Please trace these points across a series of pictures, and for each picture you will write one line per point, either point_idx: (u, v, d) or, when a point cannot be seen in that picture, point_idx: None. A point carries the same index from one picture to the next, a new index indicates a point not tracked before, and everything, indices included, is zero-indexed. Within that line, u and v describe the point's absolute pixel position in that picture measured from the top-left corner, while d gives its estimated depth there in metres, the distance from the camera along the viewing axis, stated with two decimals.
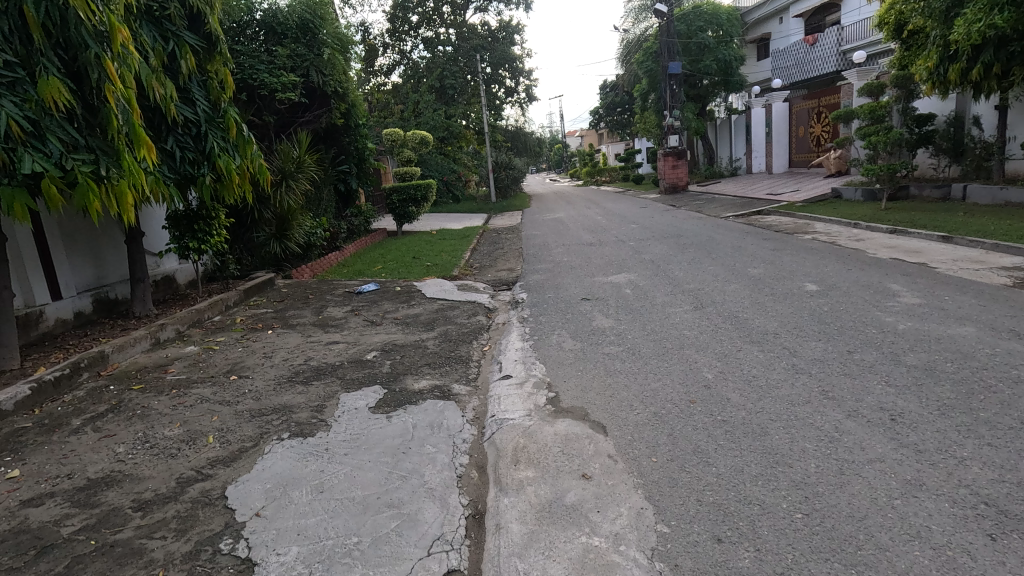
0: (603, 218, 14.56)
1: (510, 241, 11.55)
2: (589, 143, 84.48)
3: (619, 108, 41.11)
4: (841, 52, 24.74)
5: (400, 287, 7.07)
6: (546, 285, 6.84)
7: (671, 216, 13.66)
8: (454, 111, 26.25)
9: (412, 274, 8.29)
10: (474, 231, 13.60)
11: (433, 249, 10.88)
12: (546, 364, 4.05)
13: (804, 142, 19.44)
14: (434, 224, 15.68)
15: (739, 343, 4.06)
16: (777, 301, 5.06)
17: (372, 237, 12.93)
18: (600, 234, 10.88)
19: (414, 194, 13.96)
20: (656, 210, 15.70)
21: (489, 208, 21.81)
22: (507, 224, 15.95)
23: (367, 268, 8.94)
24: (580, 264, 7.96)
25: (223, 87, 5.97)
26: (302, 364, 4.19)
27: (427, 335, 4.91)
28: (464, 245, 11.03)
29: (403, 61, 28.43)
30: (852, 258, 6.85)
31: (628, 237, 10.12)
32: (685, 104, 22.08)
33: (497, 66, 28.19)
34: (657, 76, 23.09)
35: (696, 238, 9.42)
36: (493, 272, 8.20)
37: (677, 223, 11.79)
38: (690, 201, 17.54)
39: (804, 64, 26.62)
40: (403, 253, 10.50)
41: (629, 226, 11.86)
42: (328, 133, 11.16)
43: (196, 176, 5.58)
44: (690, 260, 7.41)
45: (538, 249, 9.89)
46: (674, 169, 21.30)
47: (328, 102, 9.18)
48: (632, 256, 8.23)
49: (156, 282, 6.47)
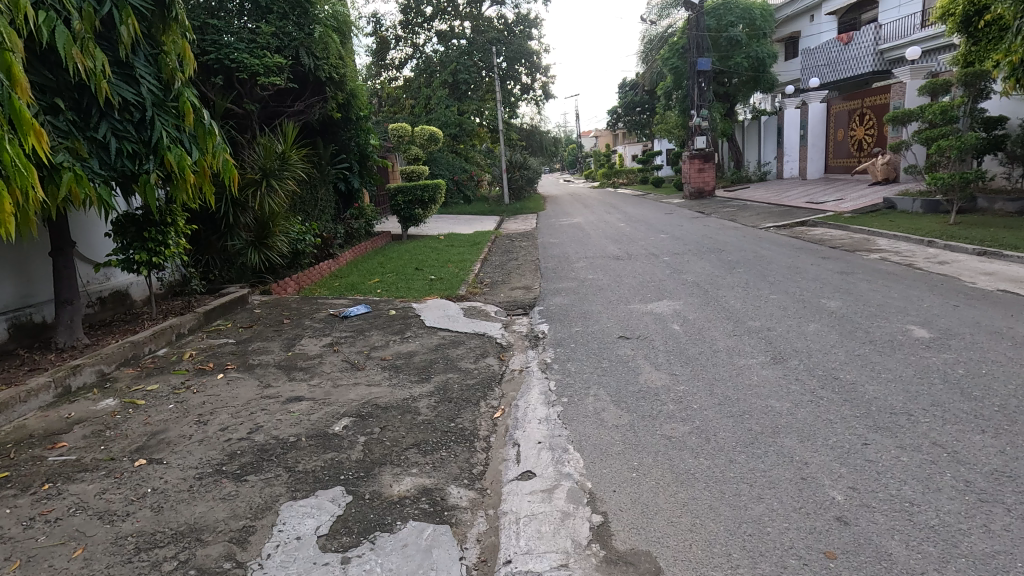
0: (626, 225, 13.34)
1: (525, 251, 10.38)
2: (605, 144, 83.04)
3: (638, 107, 39.77)
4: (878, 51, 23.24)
5: (396, 310, 5.91)
6: (570, 312, 5.66)
7: (702, 225, 12.42)
8: (467, 107, 25.15)
9: (412, 290, 7.17)
10: (485, 236, 12.44)
11: (439, 258, 9.73)
12: (583, 454, 2.86)
13: (843, 146, 18.05)
14: (443, 228, 14.54)
15: (856, 428, 2.85)
16: (883, 353, 3.85)
17: (373, 242, 11.81)
18: (627, 245, 9.67)
19: (422, 195, 12.86)
20: (683, 217, 14.46)
21: (502, 210, 20.67)
22: (521, 228, 14.79)
23: (362, 281, 7.81)
24: (608, 284, 6.78)
25: (183, 64, 4.83)
26: (241, 437, 3.02)
27: (420, 390, 3.73)
28: (474, 254, 9.87)
29: (415, 55, 27.38)
30: (947, 287, 5.60)
31: (660, 251, 8.90)
32: (714, 103, 20.76)
33: (513, 61, 27.03)
34: (683, 74, 21.77)
35: (741, 254, 8.19)
36: (507, 291, 7.01)
37: (714, 235, 10.56)
38: (720, 207, 16.25)
39: (838, 63, 25.15)
40: (406, 262, 9.38)
41: (657, 237, 10.64)
42: (326, 126, 10.05)
43: (139, 173, 4.47)
44: (743, 285, 6.19)
45: (557, 262, 8.72)
46: (700, 172, 19.99)
47: (324, 90, 8.04)
48: (669, 275, 7.03)
49: (100, 299, 5.36)
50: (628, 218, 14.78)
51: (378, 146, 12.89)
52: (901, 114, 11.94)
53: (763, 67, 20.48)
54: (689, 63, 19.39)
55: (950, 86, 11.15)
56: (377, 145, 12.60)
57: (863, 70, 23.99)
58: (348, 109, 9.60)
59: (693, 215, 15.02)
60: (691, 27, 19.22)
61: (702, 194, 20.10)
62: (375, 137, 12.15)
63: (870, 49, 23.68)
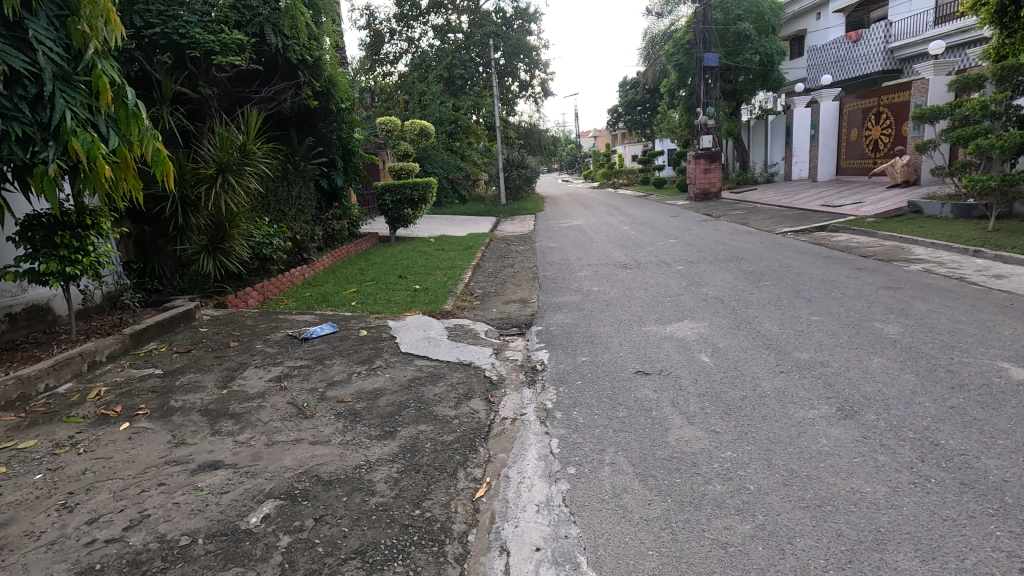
0: (629, 228, 12.49)
1: (522, 256, 9.49)
2: (604, 143, 82.23)
3: (639, 106, 38.91)
4: (889, 49, 22.45)
5: (368, 330, 5.01)
6: (574, 336, 4.77)
7: (712, 229, 11.56)
8: (462, 104, 24.24)
9: (392, 303, 6.27)
10: (478, 239, 11.56)
11: (427, 263, 8.84)
12: (601, 573, 1.97)
13: (857, 146, 17.20)
14: (434, 230, 13.63)
15: (996, 537, 1.97)
16: (984, 404, 2.97)
17: (357, 245, 10.91)
18: (634, 252, 8.79)
19: (410, 194, 11.97)
20: (690, 220, 13.59)
21: (499, 211, 19.78)
22: (518, 231, 13.93)
23: (336, 292, 6.90)
24: (616, 299, 5.89)
25: (111, 28, 3.84)
26: (109, 540, 2.11)
27: (380, 453, 2.83)
28: (466, 259, 8.99)
29: (410, 49, 26.46)
30: (1020, 308, 4.74)
31: (672, 258, 8.01)
32: (720, 100, 19.89)
33: (511, 58, 26.18)
34: (688, 71, 20.85)
35: (763, 263, 7.33)
36: (500, 305, 6.11)
37: (727, 240, 9.70)
38: (728, 209, 15.40)
39: (847, 62, 24.37)
40: (390, 267, 8.50)
41: (666, 242, 9.76)
42: (299, 116, 9.09)
43: (34, 163, 3.56)
44: (775, 302, 5.32)
45: (556, 270, 7.84)
46: (706, 173, 19.10)
47: (296, 74, 7.13)
48: (686, 288, 6.14)
49: (8, 317, 4.45)
50: (631, 221, 13.91)
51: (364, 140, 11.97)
52: (928, 111, 11.05)
53: (772, 63, 19.65)
54: (695, 59, 18.54)
55: (984, 81, 10.27)
56: (363, 140, 11.67)
57: (873, 69, 23.14)
58: (326, 96, 8.67)
59: (700, 218, 14.16)
60: (698, 20, 18.34)
61: (708, 196, 19.21)
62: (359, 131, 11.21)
63: (880, 47, 22.84)
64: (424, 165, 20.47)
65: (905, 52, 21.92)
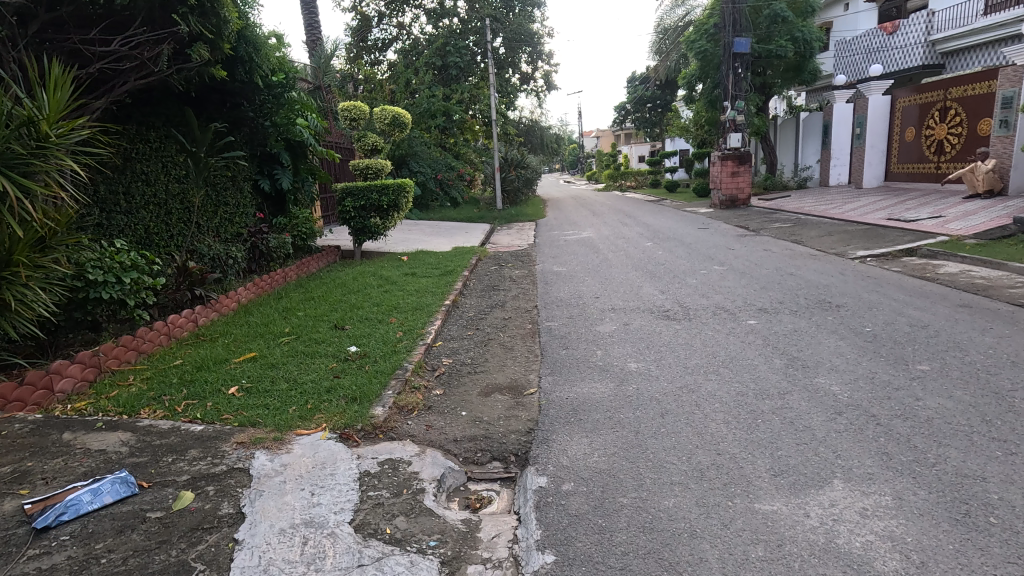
0: (653, 246, 10.04)
1: (516, 290, 7.01)
2: (608, 145, 80.14)
3: (648, 103, 36.45)
4: (931, 42, 19.96)
5: (203, 492, 2.52)
6: (613, 525, 2.28)
7: (761, 250, 9.10)
8: (456, 95, 21.81)
9: (295, 389, 3.82)
10: (462, 258, 9.10)
11: (384, 297, 6.45)
12: None
13: (914, 148, 14.74)
14: (411, 245, 11.10)
15: None
16: None
17: (304, 266, 8.43)
18: (673, 289, 6.31)
19: (376, 200, 9.52)
20: (726, 236, 11.11)
21: (494, 216, 17.31)
22: (514, 245, 11.50)
23: (219, 360, 4.42)
24: (675, 402, 3.41)
25: None
26: None
27: None
28: (438, 292, 6.57)
29: (401, 35, 24.04)
30: None
31: (733, 304, 5.55)
32: (750, 93, 17.42)
33: (512, 47, 24.04)
34: (712, 60, 18.40)
35: (879, 317, 4.87)
36: (473, 401, 3.65)
37: (793, 269, 7.26)
38: (766, 221, 12.93)
39: (879, 55, 21.79)
40: (331, 306, 6.10)
41: (710, 271, 7.29)
42: (207, 91, 6.67)
43: None
44: (988, 428, 2.84)
45: (566, 320, 5.37)
46: (733, 176, 16.57)
47: (173, 22, 4.72)
48: (788, 375, 3.66)
49: None
50: (653, 235, 11.44)
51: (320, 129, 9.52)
52: None
53: (809, 52, 17.23)
54: (724, 44, 16.13)
55: None
56: (318, 129, 9.18)
57: (911, 64, 20.61)
58: (241, 62, 6.26)
59: (737, 232, 11.71)
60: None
61: (735, 203, 16.67)
62: (309, 118, 8.74)
63: (920, 40, 20.31)
64: (409, 164, 17.97)
65: (950, 44, 19.38)
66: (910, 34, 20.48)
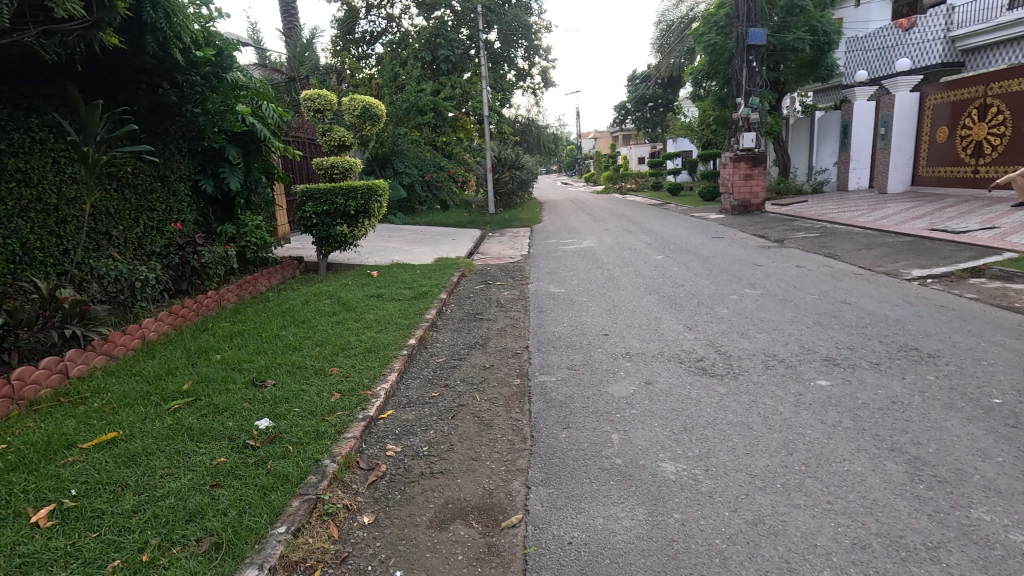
0: (666, 259, 8.66)
1: (504, 320, 5.60)
2: (606, 146, 78.80)
3: (650, 102, 35.12)
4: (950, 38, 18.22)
5: None
6: None
7: (794, 267, 7.75)
8: (447, 91, 20.46)
9: (141, 513, 2.43)
10: (443, 274, 7.72)
11: (334, 332, 5.07)
12: None
13: (947, 150, 13.46)
14: (386, 257, 9.68)
15: None
16: None
17: (253, 284, 7.03)
18: (703, 326, 4.94)
19: (342, 206, 8.13)
20: (746, 247, 9.75)
21: (485, 221, 15.89)
22: (504, 256, 10.15)
23: (59, 444, 3.02)
24: (751, 562, 2.03)
25: None
26: None
27: None
28: (405, 325, 5.20)
29: (390, 27, 22.67)
30: None
31: (787, 352, 4.17)
32: (765, 91, 16.00)
33: (507, 40, 22.71)
34: (721, 55, 16.97)
35: (1001, 379, 3.52)
36: (419, 545, 2.26)
37: (843, 296, 5.91)
38: (787, 230, 11.60)
39: (892, 53, 20.04)
40: (260, 346, 4.71)
41: (743, 298, 5.92)
42: (113, 67, 5.26)
43: None
44: None
45: (565, 375, 3.97)
46: (746, 180, 15.24)
47: None
48: (925, 506, 2.27)
49: None
50: (663, 246, 10.06)
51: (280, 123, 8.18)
52: None
53: (828, 45, 16.10)
54: (737, 35, 14.83)
55: None
56: (276, 121, 7.80)
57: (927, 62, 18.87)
58: (148, 29, 4.83)
59: (758, 243, 10.36)
60: None
61: (748, 209, 15.32)
62: (263, 107, 7.35)
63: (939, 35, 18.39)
64: (394, 163, 16.52)
65: (972, 41, 17.40)
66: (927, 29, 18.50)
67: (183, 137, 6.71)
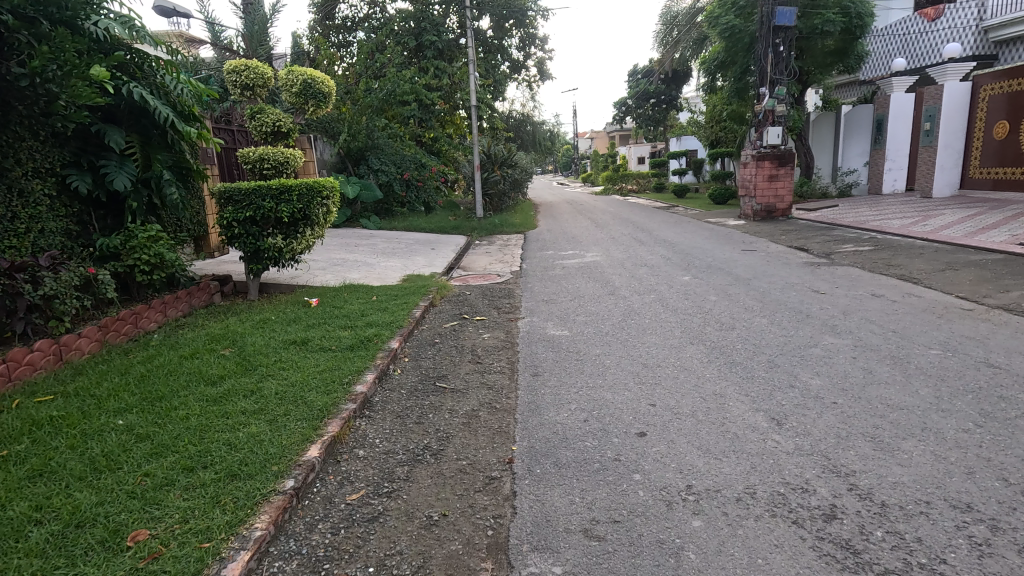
0: (695, 282, 6.77)
1: (479, 394, 3.65)
2: (603, 146, 76.78)
3: (652, 98, 33.31)
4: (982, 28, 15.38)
5: None
6: None
7: (870, 297, 5.84)
8: (433, 79, 18.56)
9: None
10: (406, 303, 5.78)
11: (194, 426, 3.09)
12: None
13: (1008, 148, 11.62)
14: (341, 275, 7.71)
15: None
16: None
17: (140, 321, 5.05)
18: (801, 420, 3.03)
19: (273, 212, 6.10)
20: (789, 265, 7.86)
21: (472, 226, 13.90)
22: (489, 273, 8.22)
23: None
24: None
25: None
26: None
27: None
28: (315, 410, 3.25)
29: (372, 12, 20.69)
30: None
31: (986, 499, 2.27)
32: (791, 80, 14.15)
33: (500, 26, 20.84)
34: (740, 40, 15.08)
35: None
36: None
37: (978, 353, 4.01)
38: (828, 242, 9.72)
39: (913, 45, 17.20)
40: (50, 460, 2.72)
41: (833, 356, 4.03)
42: None
43: None
44: None
45: (582, 564, 2.03)
46: (771, 181, 13.37)
47: None
48: None
49: None
50: (686, 262, 8.15)
51: (196, 105, 6.43)
52: None
53: (860, 29, 14.31)
54: (761, 15, 12.98)
55: None
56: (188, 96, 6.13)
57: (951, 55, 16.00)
58: None
59: (800, 259, 8.46)
60: None
61: (772, 214, 13.46)
62: (167, 78, 5.96)
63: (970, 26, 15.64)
64: (368, 159, 14.56)
65: (1007, 32, 14.68)
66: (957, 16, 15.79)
67: (32, 114, 4.78)
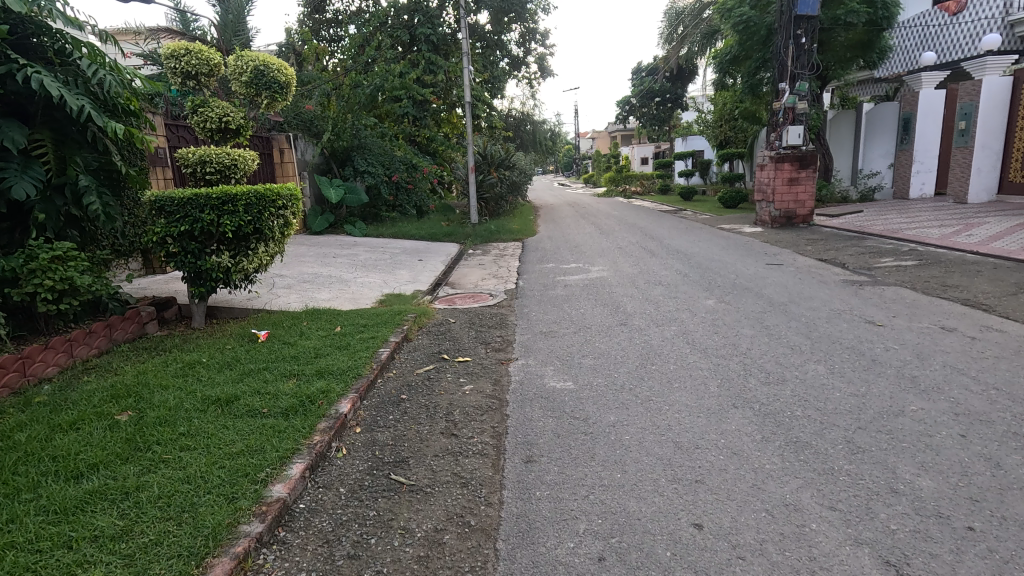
0: (722, 307, 5.72)
1: (448, 496, 2.60)
2: (605, 147, 75.52)
3: (657, 96, 32.18)
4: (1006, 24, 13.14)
5: None
6: None
7: (941, 331, 4.79)
8: (427, 76, 17.48)
9: None
10: (373, 339, 4.73)
11: (5, 572, 2.03)
12: None
13: None
14: (308, 296, 6.66)
15: None
16: None
17: (31, 366, 4.00)
18: (931, 569, 2.00)
19: (214, 225, 5.05)
20: (826, 285, 6.80)
21: (466, 233, 12.82)
22: (480, 292, 7.16)
23: None
24: None
25: None
26: None
27: None
28: (198, 540, 2.18)
29: (364, 5, 19.64)
30: None
31: None
32: (813, 75, 13.08)
33: (498, 19, 19.73)
34: (757, 33, 13.98)
35: None
36: None
37: None
38: (863, 255, 8.65)
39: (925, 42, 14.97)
40: None
41: (932, 431, 2.98)
42: None
43: None
44: None
45: None
46: (791, 185, 12.34)
47: None
48: None
49: None
50: (707, 280, 7.10)
51: (132, 98, 5.44)
52: None
53: (885, 20, 13.24)
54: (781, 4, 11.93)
55: None
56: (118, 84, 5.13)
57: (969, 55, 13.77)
58: None
59: (837, 276, 7.39)
60: None
61: (792, 221, 12.42)
62: (88, 61, 4.93)
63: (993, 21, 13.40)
64: (354, 160, 13.49)
65: None
66: (977, 10, 13.56)
67: None
